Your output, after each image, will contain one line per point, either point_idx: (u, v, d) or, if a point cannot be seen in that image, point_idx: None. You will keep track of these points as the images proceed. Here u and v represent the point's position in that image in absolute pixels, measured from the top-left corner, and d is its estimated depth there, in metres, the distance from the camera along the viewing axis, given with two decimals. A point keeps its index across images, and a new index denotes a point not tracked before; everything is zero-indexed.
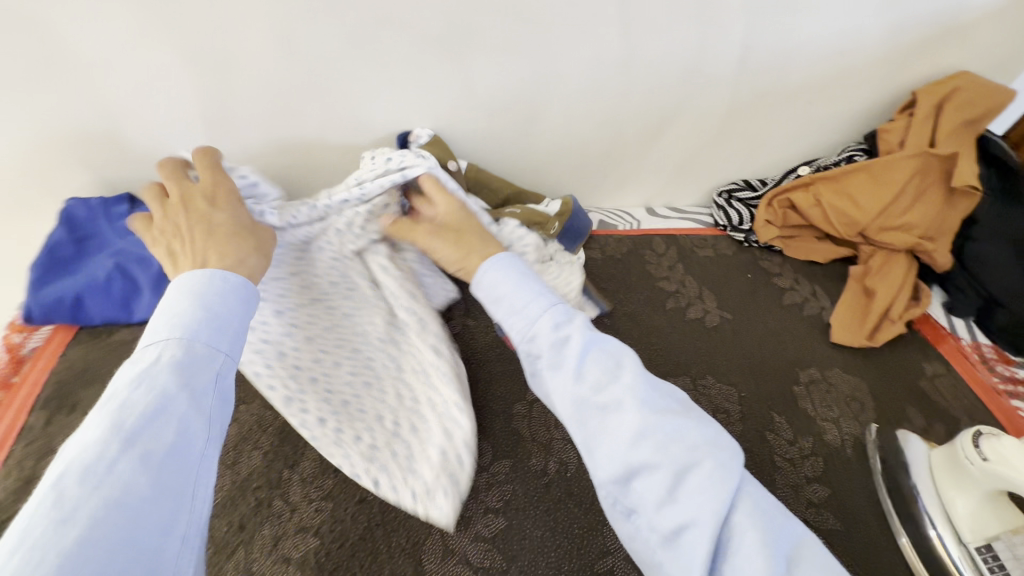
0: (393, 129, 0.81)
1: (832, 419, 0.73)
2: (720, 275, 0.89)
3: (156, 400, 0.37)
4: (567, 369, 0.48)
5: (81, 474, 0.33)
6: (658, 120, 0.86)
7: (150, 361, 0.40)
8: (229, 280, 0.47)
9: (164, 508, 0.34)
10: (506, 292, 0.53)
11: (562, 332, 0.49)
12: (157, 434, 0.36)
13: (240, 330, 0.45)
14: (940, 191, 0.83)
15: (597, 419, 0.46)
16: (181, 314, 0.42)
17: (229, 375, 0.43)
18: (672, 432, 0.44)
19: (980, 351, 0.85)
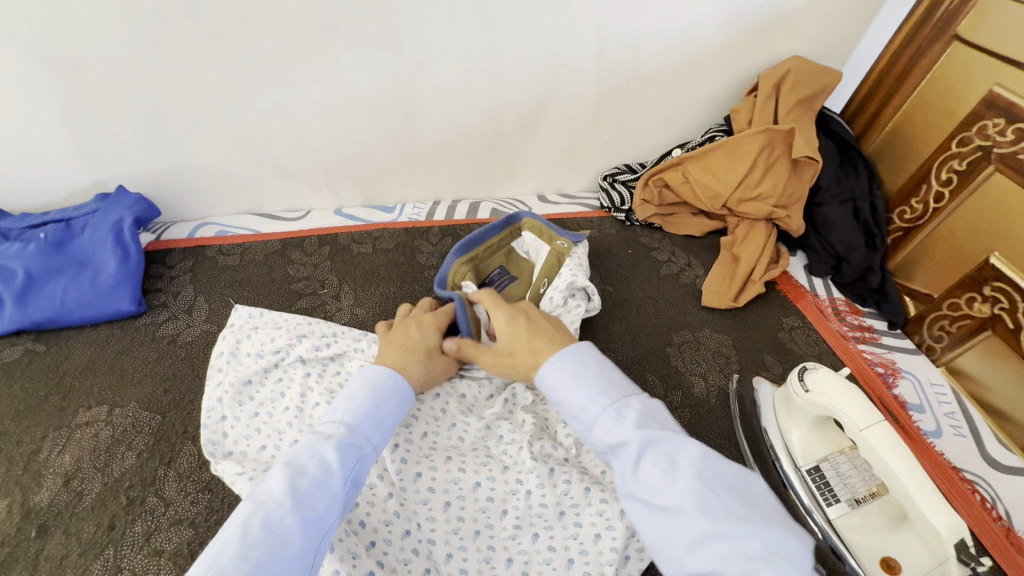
0: (272, 128, 0.82)
1: (700, 374, 0.80)
2: (604, 252, 0.95)
3: (320, 471, 0.45)
4: (626, 470, 0.46)
5: (262, 518, 0.41)
6: (533, 109, 0.91)
7: (324, 436, 0.49)
8: (397, 381, 0.56)
9: (300, 567, 0.41)
10: (564, 390, 0.53)
11: (618, 432, 0.48)
12: (313, 500, 0.44)
13: (390, 427, 0.53)
14: (786, 162, 0.91)
15: (655, 520, 0.43)
16: (354, 398, 0.53)
17: (369, 464, 0.50)
18: (738, 538, 0.40)
19: (834, 305, 0.94)
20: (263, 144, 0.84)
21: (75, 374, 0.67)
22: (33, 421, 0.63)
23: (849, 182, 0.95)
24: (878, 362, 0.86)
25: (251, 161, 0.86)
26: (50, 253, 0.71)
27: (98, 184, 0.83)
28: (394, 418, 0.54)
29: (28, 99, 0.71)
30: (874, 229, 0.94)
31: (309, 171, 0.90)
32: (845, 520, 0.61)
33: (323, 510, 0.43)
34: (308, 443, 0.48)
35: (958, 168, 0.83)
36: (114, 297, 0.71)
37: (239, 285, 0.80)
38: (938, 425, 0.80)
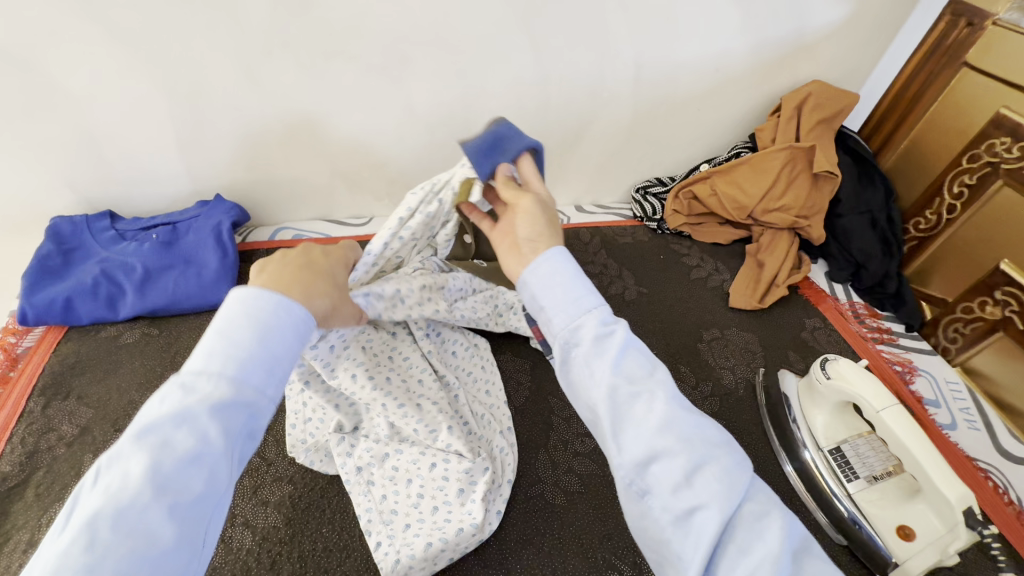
0: (347, 145, 0.94)
1: (729, 367, 0.87)
2: (638, 257, 1.03)
3: (194, 447, 0.35)
4: (607, 359, 0.44)
5: (115, 514, 0.32)
6: (575, 127, 1.01)
7: (200, 395, 0.38)
8: (291, 311, 0.43)
9: (183, 561, 0.33)
10: (558, 283, 0.48)
11: (608, 327, 0.47)
12: (185, 482, 0.34)
13: (286, 367, 0.42)
14: (808, 176, 0.99)
15: (626, 403, 0.43)
16: (238, 340, 0.40)
17: (267, 414, 0.41)
18: (697, 428, 0.42)
19: (854, 308, 1.01)
20: (339, 159, 0.95)
21: (185, 354, 0.78)
22: (153, 392, 0.73)
23: (867, 195, 1.03)
24: (896, 361, 0.93)
25: (327, 174, 0.97)
26: (162, 252, 0.82)
27: (196, 193, 0.95)
28: (290, 355, 0.43)
29: (150, 120, 0.83)
30: (891, 238, 1.01)
31: (374, 182, 1.01)
32: (864, 493, 0.67)
33: (203, 491, 0.35)
34: (170, 408, 0.36)
35: (969, 182, 0.90)
36: (216, 289, 0.82)
37: None
38: (953, 418, 0.86)
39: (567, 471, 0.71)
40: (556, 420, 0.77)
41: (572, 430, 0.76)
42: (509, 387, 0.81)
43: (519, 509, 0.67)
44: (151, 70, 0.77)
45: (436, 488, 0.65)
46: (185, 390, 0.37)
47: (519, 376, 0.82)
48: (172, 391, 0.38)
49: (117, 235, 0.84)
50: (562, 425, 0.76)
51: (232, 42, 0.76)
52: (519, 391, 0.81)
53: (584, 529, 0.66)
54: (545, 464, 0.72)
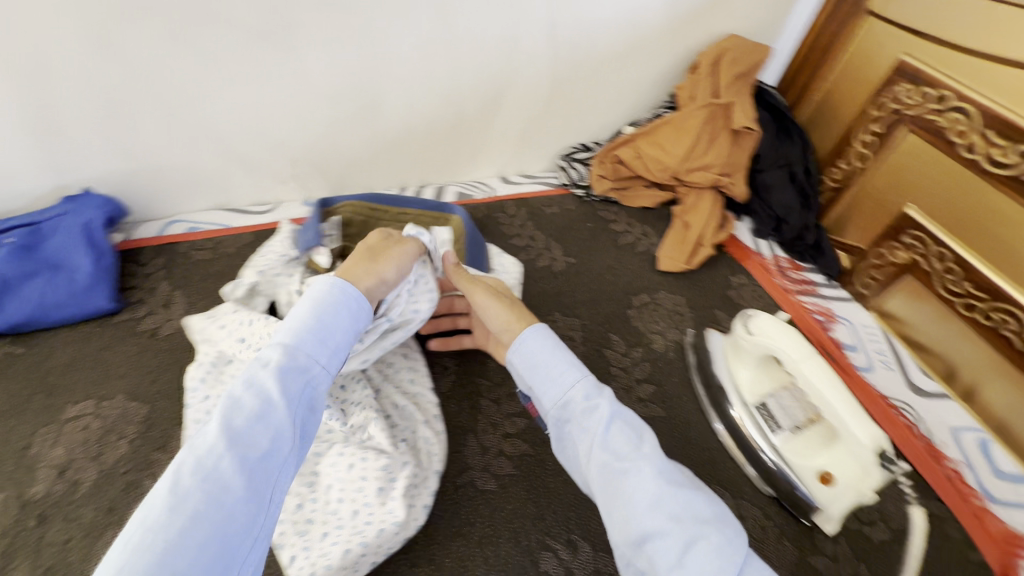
0: (239, 124, 0.84)
1: (659, 331, 0.87)
2: (565, 226, 1.00)
3: (261, 406, 0.45)
4: (594, 432, 0.54)
5: (195, 464, 0.40)
6: (491, 93, 0.96)
7: (263, 368, 0.48)
8: (348, 292, 0.56)
9: (250, 506, 0.40)
10: (540, 362, 0.61)
11: (592, 401, 0.56)
12: (254, 438, 0.43)
13: (340, 343, 0.53)
14: (728, 133, 0.98)
15: (616, 481, 0.51)
16: (301, 318, 0.52)
17: (320, 385, 0.50)
18: (686, 505, 0.48)
19: (778, 263, 1.03)
20: (230, 140, 0.86)
21: (58, 372, 0.69)
22: (19, 420, 0.64)
23: (786, 149, 1.03)
24: (817, 311, 0.96)
25: (218, 157, 0.87)
26: (18, 257, 0.70)
27: (61, 188, 0.82)
28: (344, 333, 0.54)
29: None
30: (809, 191, 1.02)
31: (276, 164, 0.92)
32: (787, 444, 0.68)
33: (266, 446, 0.43)
34: (246, 374, 0.47)
35: (877, 131, 0.91)
36: (91, 296, 0.73)
37: (215, 278, 0.82)
38: (869, 361, 0.89)
39: (497, 455, 0.69)
40: (485, 403, 0.74)
41: (501, 412, 0.73)
42: (433, 373, 0.77)
43: (447, 501, 0.64)
44: None
45: (355, 489, 0.59)
46: (258, 362, 0.48)
47: (444, 360, 0.78)
48: (247, 367, 0.48)
49: None
50: (490, 407, 0.73)
51: (77, 8, 0.65)
52: (445, 376, 0.77)
53: (516, 513, 0.64)
54: (474, 449, 0.69)
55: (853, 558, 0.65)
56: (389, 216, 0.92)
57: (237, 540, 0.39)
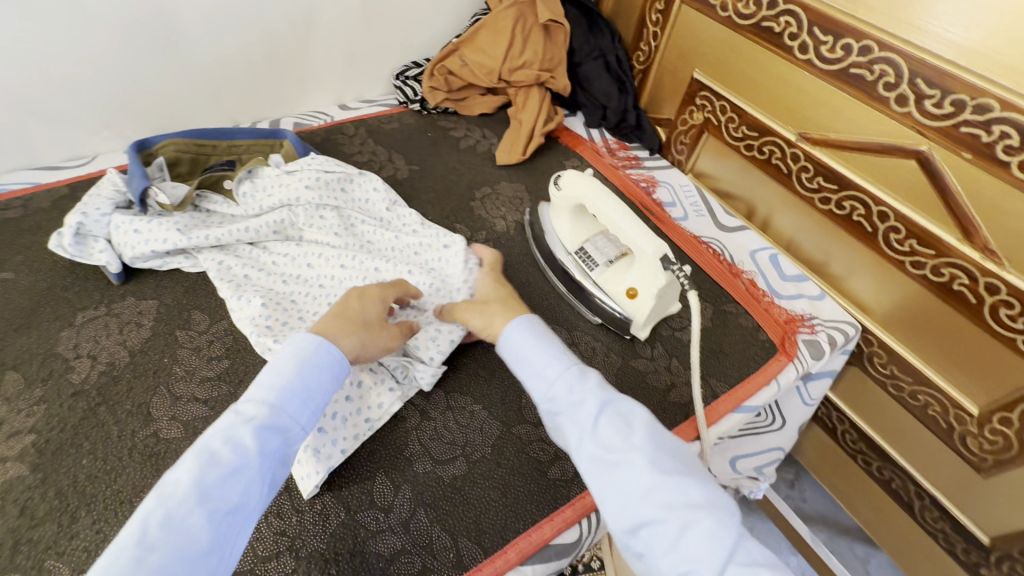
0: (18, 69, 0.79)
1: (500, 216, 0.95)
2: (406, 139, 1.04)
3: (236, 459, 0.48)
4: (584, 423, 0.56)
5: (164, 512, 0.44)
6: (300, 13, 0.96)
7: (243, 418, 0.50)
8: (331, 353, 0.56)
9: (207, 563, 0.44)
10: (526, 352, 0.63)
11: (577, 393, 0.58)
12: (225, 492, 0.46)
13: (322, 402, 0.55)
14: (539, 29, 1.06)
15: (607, 473, 0.53)
16: (282, 373, 0.53)
17: (297, 441, 0.52)
18: (677, 491, 0.51)
19: (607, 145, 1.14)
20: (10, 89, 0.80)
21: None
22: None
23: (597, 40, 1.13)
24: (641, 179, 1.07)
25: (5, 110, 0.81)
26: None
27: None
28: (329, 390, 0.56)
29: None
30: (622, 76, 1.13)
31: (78, 112, 0.87)
32: (603, 276, 0.79)
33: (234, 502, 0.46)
34: (225, 425, 0.50)
35: (659, 9, 1.04)
36: None
37: (29, 233, 0.78)
38: (684, 211, 1.03)
39: None
40: None
41: None
42: None
43: None
44: None
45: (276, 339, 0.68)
46: (239, 415, 0.51)
47: None
48: (227, 416, 0.50)
49: None
50: None
51: None
52: None
53: None
54: None
55: (666, 355, 0.78)
56: (220, 150, 0.89)
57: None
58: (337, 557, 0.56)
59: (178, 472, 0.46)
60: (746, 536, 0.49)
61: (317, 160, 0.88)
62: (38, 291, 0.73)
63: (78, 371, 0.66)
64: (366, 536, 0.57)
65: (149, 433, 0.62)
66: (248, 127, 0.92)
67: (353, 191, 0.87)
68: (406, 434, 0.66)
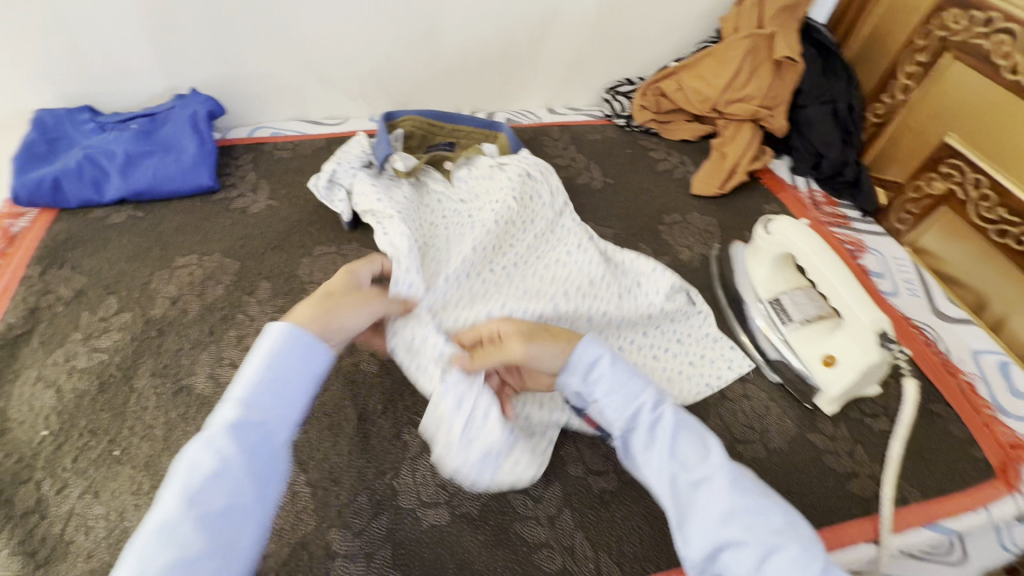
0: (318, 39, 0.96)
1: (686, 245, 0.93)
2: (606, 151, 1.07)
3: (216, 465, 0.47)
4: (660, 446, 0.54)
5: (164, 527, 0.43)
6: (542, 20, 1.03)
7: (227, 423, 0.49)
8: (307, 339, 0.55)
9: (213, 564, 0.43)
10: (600, 370, 0.58)
11: (658, 411, 0.56)
12: (211, 495, 0.45)
13: (295, 392, 0.54)
14: (770, 64, 1.01)
15: (689, 494, 0.52)
16: (253, 374, 0.52)
17: (280, 435, 0.51)
18: (762, 515, 0.49)
19: (812, 197, 1.06)
20: (309, 53, 0.97)
21: (170, 233, 0.83)
22: (141, 263, 0.79)
23: (829, 85, 1.05)
24: (848, 241, 0.98)
25: (299, 69, 0.99)
26: (142, 140, 0.87)
27: (173, 89, 0.96)
28: (298, 379, 0.54)
29: (120, 7, 0.84)
30: (850, 127, 1.04)
31: (347, 80, 1.03)
32: (795, 335, 0.73)
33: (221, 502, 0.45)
34: (205, 434, 0.49)
35: (922, 61, 0.93)
36: (196, 173, 0.86)
37: (293, 172, 0.94)
38: (895, 286, 0.92)
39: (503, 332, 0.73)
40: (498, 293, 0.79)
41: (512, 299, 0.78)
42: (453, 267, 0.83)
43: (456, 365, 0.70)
44: None
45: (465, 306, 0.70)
46: (217, 420, 0.50)
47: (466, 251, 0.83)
48: (208, 426, 0.50)
49: (99, 126, 0.89)
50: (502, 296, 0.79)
51: None
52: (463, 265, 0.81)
53: None
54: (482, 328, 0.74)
55: (851, 439, 0.70)
56: (444, 131, 1.00)
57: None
58: (485, 526, 0.59)
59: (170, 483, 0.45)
60: (831, 568, 0.46)
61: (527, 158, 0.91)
62: (291, 222, 0.87)
63: (309, 295, 0.78)
64: (514, 518, 0.60)
65: (352, 362, 0.71)
66: (473, 116, 1.02)
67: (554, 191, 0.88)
68: (564, 434, 0.67)
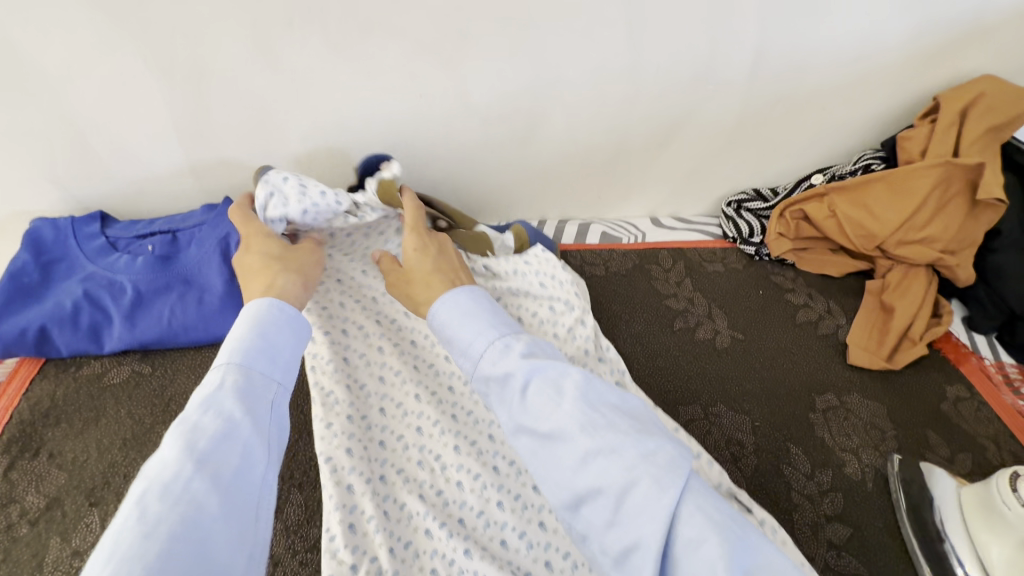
0: (385, 141, 0.76)
1: (851, 450, 0.69)
2: (731, 291, 0.84)
3: (224, 425, 0.39)
4: (513, 403, 0.44)
5: (160, 489, 0.35)
6: (666, 127, 0.80)
7: (224, 385, 0.42)
8: (288, 311, 0.50)
9: (228, 528, 0.35)
10: (453, 329, 0.52)
11: (507, 348, 0.47)
12: (224, 456, 0.38)
13: (290, 358, 0.48)
14: (963, 201, 0.78)
15: (545, 449, 0.42)
16: (241, 337, 0.46)
17: (282, 400, 0.46)
18: (614, 451, 0.39)
19: (1004, 372, 0.80)
20: (372, 156, 0.78)
21: (180, 402, 0.64)
22: (139, 452, 0.60)
23: None
24: None
25: (358, 173, 0.80)
26: (157, 268, 0.67)
27: (203, 192, 0.78)
28: (293, 347, 0.49)
29: (141, 104, 0.66)
30: None
31: (415, 185, 0.83)
32: None
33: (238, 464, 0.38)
34: (200, 396, 0.41)
35: None
36: (220, 320, 0.67)
37: None
38: None
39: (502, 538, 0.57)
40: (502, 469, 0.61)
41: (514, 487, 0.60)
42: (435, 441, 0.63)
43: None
44: (140, 39, 0.60)
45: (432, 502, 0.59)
46: (208, 385, 0.42)
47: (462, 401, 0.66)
48: (199, 386, 0.43)
49: (108, 244, 0.68)
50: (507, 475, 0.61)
51: (242, 11, 0.60)
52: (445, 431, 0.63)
53: None
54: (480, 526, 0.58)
55: None
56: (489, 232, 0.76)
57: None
58: None
59: (161, 448, 0.37)
60: (695, 482, 0.38)
61: (527, 259, 0.72)
62: None
63: None
64: None
65: None
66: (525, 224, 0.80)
67: (551, 292, 0.71)
68: None
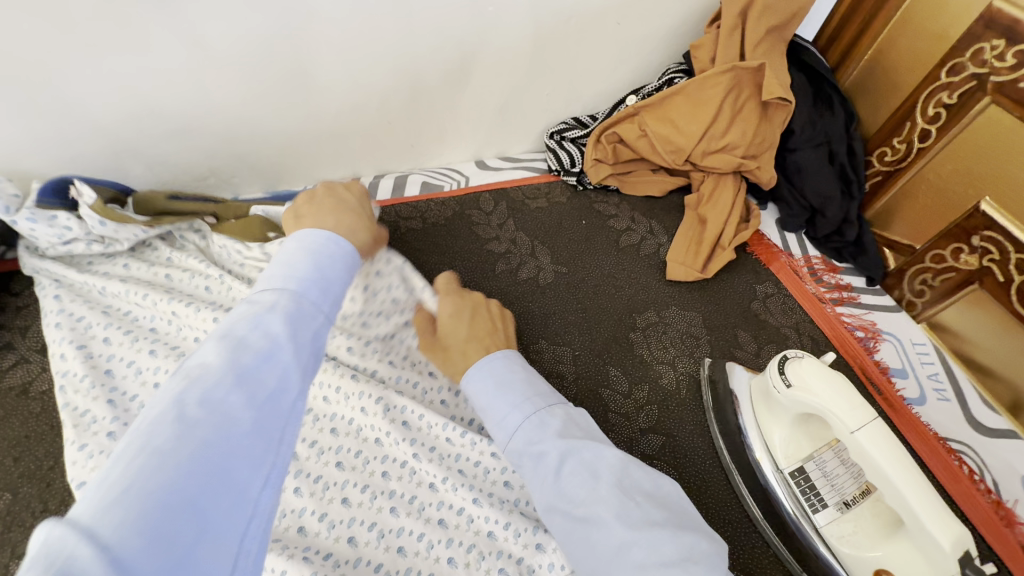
0: (125, 111, 0.65)
1: (667, 361, 0.71)
2: (553, 226, 0.83)
3: (267, 345, 0.37)
4: (545, 484, 0.46)
5: (200, 395, 0.32)
6: (457, 60, 0.75)
7: (263, 307, 0.40)
8: (342, 246, 0.49)
9: (261, 447, 0.33)
10: (485, 400, 0.54)
11: (540, 431, 0.49)
12: (262, 376, 0.35)
13: (339, 293, 0.46)
14: (755, 105, 0.79)
15: (577, 531, 0.43)
16: (295, 265, 0.45)
17: (325, 332, 0.43)
18: (655, 548, 0.40)
19: (810, 264, 0.85)
20: (115, 129, 0.67)
21: None
22: None
23: (824, 123, 0.83)
24: (858, 326, 0.79)
25: (108, 152, 0.69)
26: None
27: None
28: (343, 284, 0.47)
29: None
30: (850, 175, 0.83)
31: (188, 157, 0.73)
32: (835, 527, 0.54)
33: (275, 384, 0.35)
34: (250, 314, 0.39)
35: (948, 101, 0.72)
36: None
37: None
38: (922, 391, 0.73)
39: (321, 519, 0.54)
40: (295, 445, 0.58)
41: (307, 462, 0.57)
42: None
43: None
44: None
45: None
46: (261, 305, 0.40)
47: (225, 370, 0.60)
48: (240, 306, 0.41)
49: None
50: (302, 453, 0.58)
51: None
52: None
53: None
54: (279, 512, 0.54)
55: None
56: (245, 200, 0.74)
57: (216, 512, 0.29)
58: None
59: (204, 354, 0.35)
60: None
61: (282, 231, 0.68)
62: None
63: None
64: None
65: None
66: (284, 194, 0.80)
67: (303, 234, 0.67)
68: None
